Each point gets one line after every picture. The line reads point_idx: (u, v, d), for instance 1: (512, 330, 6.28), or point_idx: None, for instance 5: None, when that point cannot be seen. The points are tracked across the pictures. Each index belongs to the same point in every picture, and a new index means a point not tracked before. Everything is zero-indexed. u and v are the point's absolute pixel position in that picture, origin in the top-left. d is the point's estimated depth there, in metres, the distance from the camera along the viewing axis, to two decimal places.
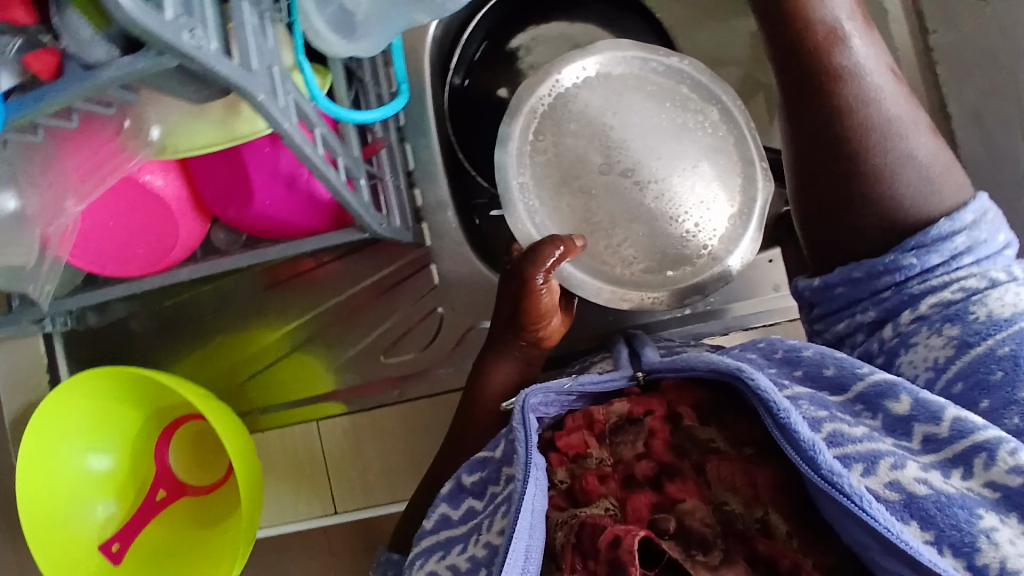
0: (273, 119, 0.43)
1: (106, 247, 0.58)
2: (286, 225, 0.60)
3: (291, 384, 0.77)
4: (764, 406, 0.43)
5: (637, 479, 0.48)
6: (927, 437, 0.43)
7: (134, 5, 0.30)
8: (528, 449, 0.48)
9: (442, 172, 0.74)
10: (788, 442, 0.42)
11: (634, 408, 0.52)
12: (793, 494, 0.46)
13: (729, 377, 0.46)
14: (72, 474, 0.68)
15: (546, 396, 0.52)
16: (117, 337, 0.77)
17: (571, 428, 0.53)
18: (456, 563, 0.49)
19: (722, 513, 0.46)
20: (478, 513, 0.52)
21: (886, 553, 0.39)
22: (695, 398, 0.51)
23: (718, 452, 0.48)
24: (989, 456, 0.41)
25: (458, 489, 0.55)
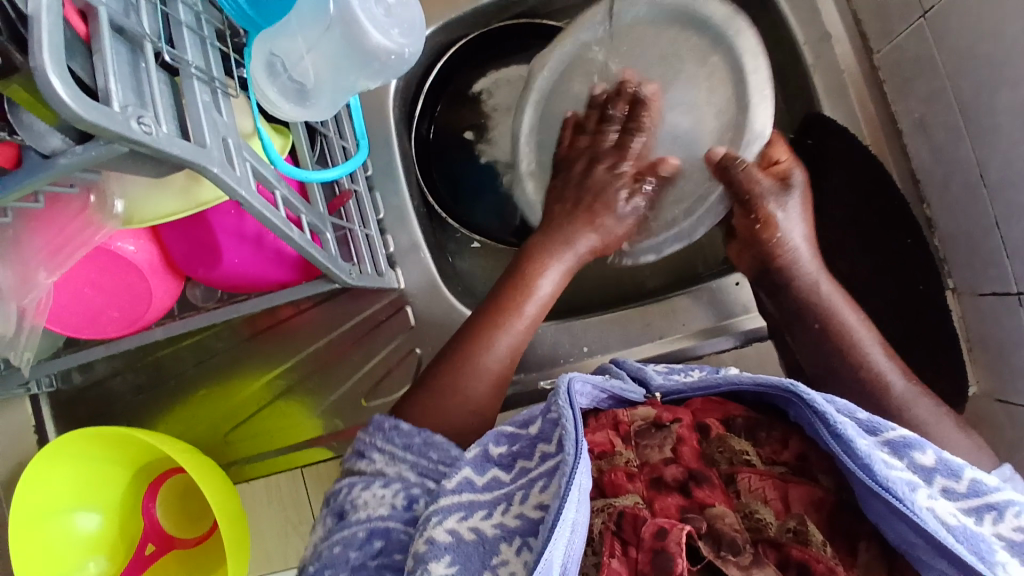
0: (229, 189, 0.44)
1: (84, 314, 0.60)
2: (256, 281, 0.62)
3: (276, 432, 0.79)
4: (818, 421, 0.44)
5: (665, 482, 0.47)
6: (947, 491, 0.43)
7: (80, 105, 0.32)
8: (578, 424, 0.44)
9: (412, 216, 0.76)
10: (842, 452, 0.42)
11: (661, 413, 0.51)
12: (825, 509, 0.45)
13: (781, 392, 0.46)
14: (61, 534, 0.68)
15: (585, 387, 0.49)
16: (103, 396, 0.78)
17: (595, 425, 0.52)
18: (481, 527, 0.44)
19: (753, 521, 0.45)
20: (505, 485, 0.47)
21: (932, 551, 0.40)
22: (726, 412, 0.50)
23: (751, 465, 0.47)
24: (998, 514, 0.42)
25: (482, 457, 0.49)
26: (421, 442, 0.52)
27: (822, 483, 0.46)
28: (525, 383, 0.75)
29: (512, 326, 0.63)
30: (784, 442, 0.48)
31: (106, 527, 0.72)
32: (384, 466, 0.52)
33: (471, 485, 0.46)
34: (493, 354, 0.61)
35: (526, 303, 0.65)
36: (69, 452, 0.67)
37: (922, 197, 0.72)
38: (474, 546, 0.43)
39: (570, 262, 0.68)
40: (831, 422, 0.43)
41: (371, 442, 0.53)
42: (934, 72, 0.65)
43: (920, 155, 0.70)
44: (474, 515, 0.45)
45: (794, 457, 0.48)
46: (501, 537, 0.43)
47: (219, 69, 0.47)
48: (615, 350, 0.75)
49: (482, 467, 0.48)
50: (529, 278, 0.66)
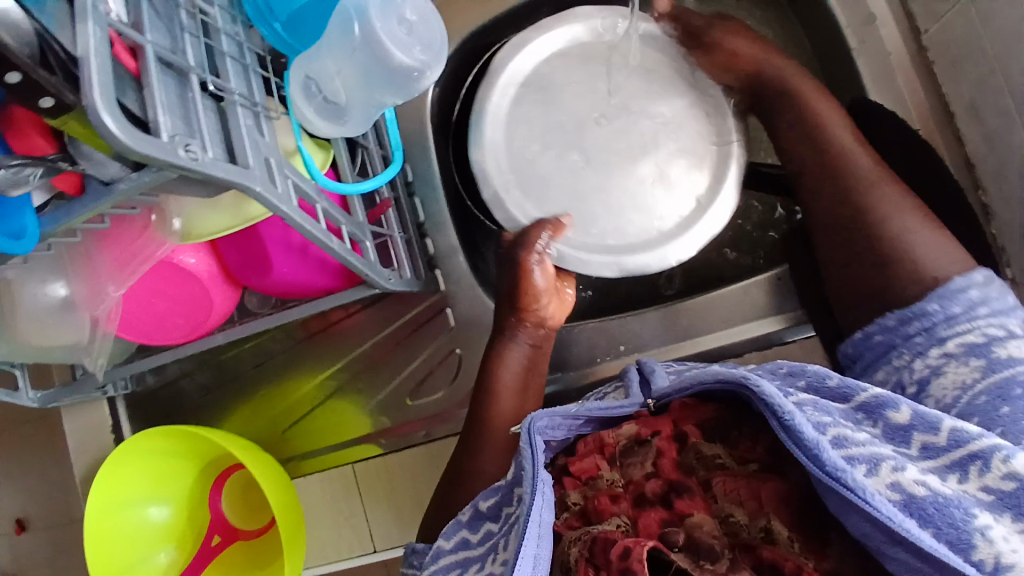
0: (272, 205, 0.47)
1: (152, 322, 0.65)
2: (303, 288, 0.66)
3: (327, 430, 0.82)
4: (768, 410, 0.42)
5: (648, 498, 0.48)
6: (925, 447, 0.42)
7: (132, 138, 0.35)
8: (535, 461, 0.47)
9: (450, 220, 0.78)
10: (791, 443, 0.41)
11: (642, 429, 0.52)
12: (796, 503, 0.45)
13: (737, 384, 0.45)
14: (135, 526, 0.74)
15: (552, 420, 0.51)
16: (171, 396, 0.84)
17: (583, 451, 0.53)
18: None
19: (728, 526, 0.46)
20: (494, 534, 0.49)
21: (893, 543, 0.39)
22: (699, 416, 0.51)
23: (725, 468, 0.48)
24: (984, 464, 0.40)
25: (474, 515, 0.52)
26: (432, 556, 0.56)
27: (792, 478, 0.46)
28: (564, 381, 0.76)
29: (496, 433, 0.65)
30: (755, 438, 0.49)
31: (176, 519, 0.77)
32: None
33: (466, 544, 0.50)
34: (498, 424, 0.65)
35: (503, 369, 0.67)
36: (141, 448, 0.73)
37: (977, 183, 0.68)
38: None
39: (527, 354, 0.69)
40: (779, 411, 0.41)
41: (405, 568, 0.59)
42: (983, 53, 0.63)
43: (973, 138, 0.67)
44: (468, 569, 0.48)
45: (767, 453, 0.48)
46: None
47: (261, 93, 0.50)
48: (649, 349, 0.75)
49: (476, 524, 0.51)
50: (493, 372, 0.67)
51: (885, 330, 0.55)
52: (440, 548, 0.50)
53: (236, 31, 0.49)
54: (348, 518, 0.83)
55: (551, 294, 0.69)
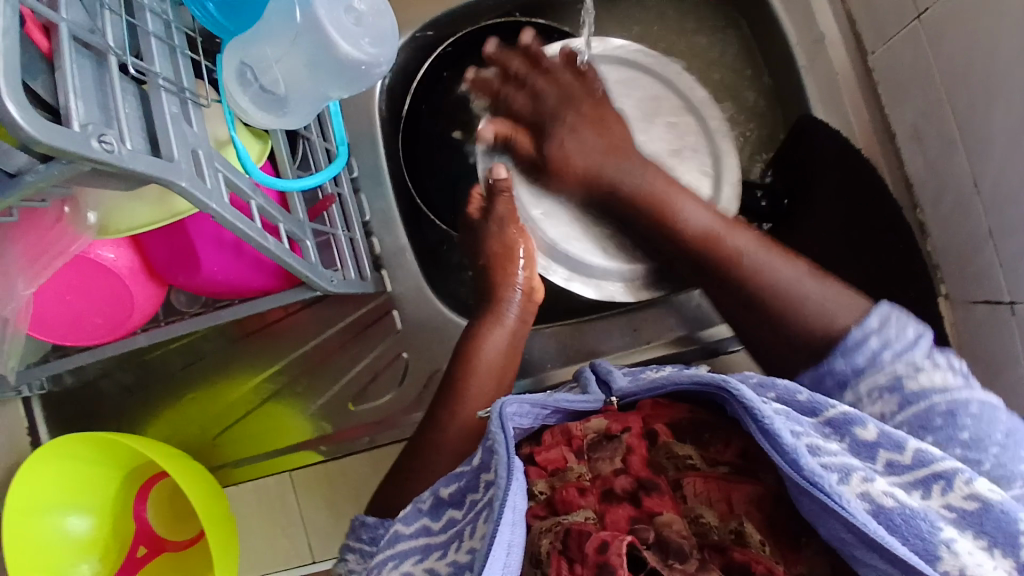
0: (199, 201, 0.44)
1: (66, 320, 0.60)
2: (236, 287, 0.62)
3: (263, 435, 0.78)
4: (746, 414, 0.43)
5: (616, 494, 0.47)
6: (889, 464, 0.43)
7: (37, 129, 0.32)
8: (507, 447, 0.45)
9: (398, 219, 0.76)
10: (771, 448, 0.41)
11: (611, 425, 0.51)
12: (766, 509, 0.46)
13: (714, 388, 0.45)
14: (54, 539, 0.70)
15: (522, 407, 0.50)
16: (94, 397, 0.79)
17: (549, 443, 0.52)
18: (435, 567, 0.45)
19: (699, 526, 0.45)
20: (458, 522, 0.47)
21: (866, 549, 0.39)
22: (674, 414, 0.51)
23: (695, 469, 0.48)
24: (947, 484, 0.42)
25: (436, 502, 0.50)
26: (382, 532, 0.56)
27: (765, 481, 0.47)
28: (514, 387, 0.75)
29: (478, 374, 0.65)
30: (726, 441, 0.49)
31: (97, 531, 0.73)
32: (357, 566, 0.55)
33: (428, 531, 0.48)
34: (476, 394, 0.64)
35: (484, 340, 0.67)
36: (61, 453, 0.68)
37: (914, 201, 0.70)
38: None
39: (516, 310, 0.69)
40: (758, 415, 0.41)
41: (353, 542, 0.58)
42: (929, 81, 0.64)
43: (912, 158, 0.69)
44: (428, 557, 0.46)
45: (736, 455, 0.48)
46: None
47: (191, 79, 0.47)
48: (600, 353, 0.75)
49: (437, 512, 0.49)
50: (477, 335, 0.68)
51: (808, 391, 0.53)
52: (398, 533, 0.49)
53: (162, 10, 0.46)
54: (284, 527, 0.79)
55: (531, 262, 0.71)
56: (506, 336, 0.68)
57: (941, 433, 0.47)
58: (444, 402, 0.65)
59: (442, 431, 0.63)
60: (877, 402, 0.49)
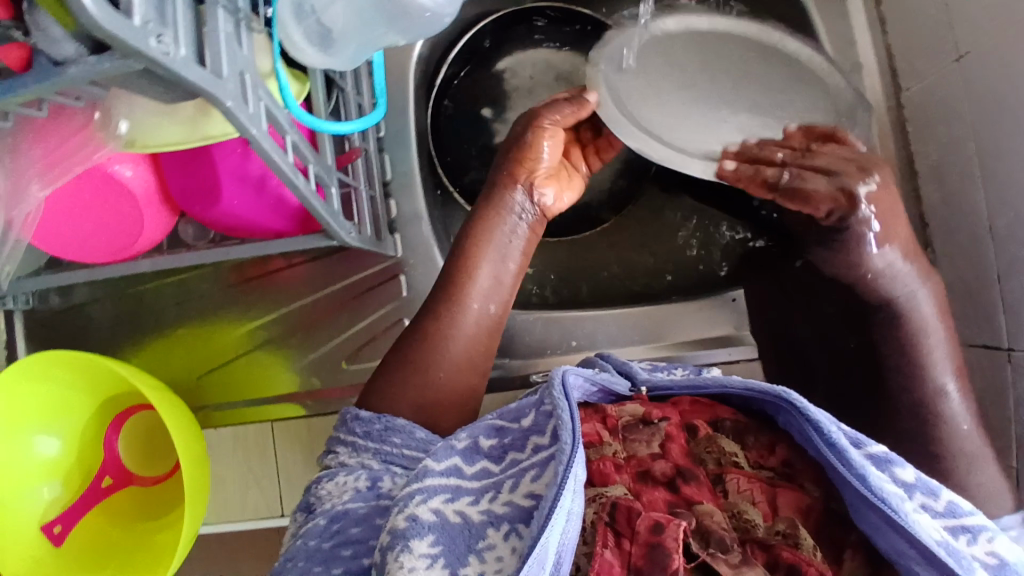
0: (239, 124, 0.43)
1: (70, 232, 0.59)
2: (251, 226, 0.61)
3: (247, 383, 0.77)
4: (812, 429, 0.45)
5: (654, 477, 0.49)
6: (923, 507, 0.44)
7: (103, 14, 0.31)
8: (574, 414, 0.46)
9: (419, 184, 0.75)
10: (837, 463, 0.44)
11: (651, 412, 0.53)
12: (815, 516, 0.47)
13: (772, 399, 0.48)
14: (18, 455, 0.67)
15: (580, 378, 0.52)
16: (78, 321, 0.77)
17: (584, 417, 0.54)
18: (467, 511, 0.45)
19: (741, 521, 0.47)
20: (493, 475, 0.48)
21: (926, 564, 0.42)
22: (715, 414, 0.53)
23: (739, 467, 0.50)
24: (973, 537, 0.43)
25: (471, 448, 0.50)
26: (381, 429, 0.53)
27: (810, 491, 0.48)
28: (513, 369, 0.74)
29: (466, 306, 0.61)
30: (771, 447, 0.51)
31: (65, 455, 0.71)
32: (348, 458, 0.53)
33: (458, 473, 0.48)
34: (458, 331, 0.60)
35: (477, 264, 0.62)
36: (38, 372, 0.66)
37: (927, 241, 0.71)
38: (459, 529, 0.44)
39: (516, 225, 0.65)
40: (825, 429, 0.44)
41: (341, 435, 0.55)
42: (959, 123, 0.65)
43: (932, 199, 0.70)
44: (459, 499, 0.46)
45: (780, 463, 0.50)
46: (488, 522, 0.45)
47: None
48: (601, 347, 0.75)
49: (471, 457, 0.49)
50: (470, 261, 0.62)
51: None
52: (427, 467, 0.47)
53: None
54: (258, 478, 0.77)
55: (551, 174, 0.67)
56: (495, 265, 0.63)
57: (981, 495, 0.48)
58: (436, 300, 0.62)
59: (444, 312, 0.60)
60: None
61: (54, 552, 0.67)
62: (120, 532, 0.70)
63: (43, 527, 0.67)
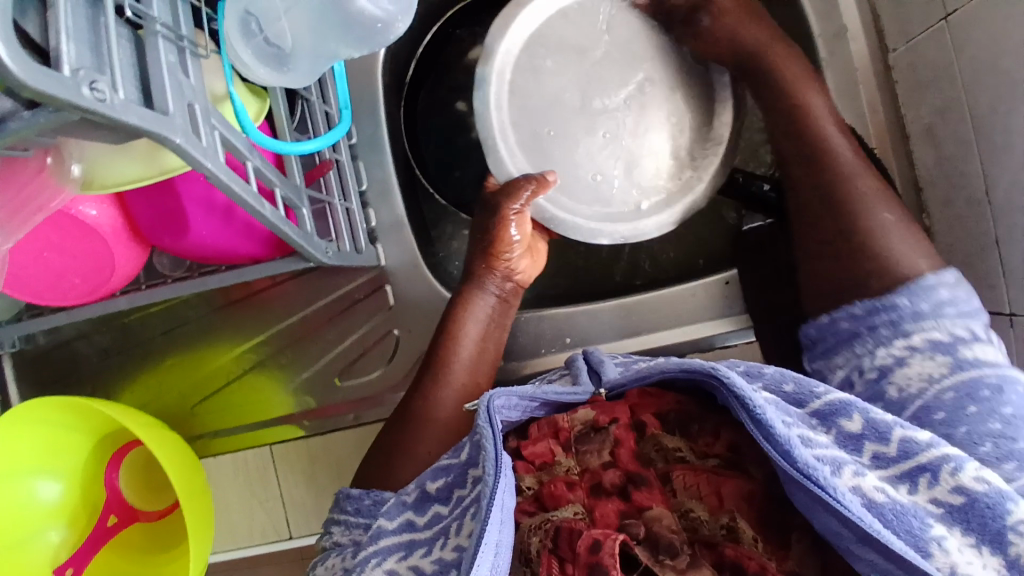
0: (194, 161, 0.40)
1: (42, 278, 0.57)
2: (224, 254, 0.59)
3: (242, 407, 0.75)
4: (736, 401, 0.41)
5: (605, 488, 0.47)
6: (876, 456, 0.42)
7: (28, 74, 0.29)
8: (498, 440, 0.44)
9: (397, 189, 0.72)
10: (763, 438, 0.40)
11: (599, 416, 0.50)
12: (760, 503, 0.44)
13: (703, 375, 0.44)
14: (18, 503, 0.66)
15: (510, 399, 0.49)
16: (66, 359, 0.75)
17: (538, 435, 0.51)
18: (419, 564, 0.44)
19: (688, 521, 0.44)
20: (444, 518, 0.46)
21: (861, 543, 0.38)
22: (660, 405, 0.50)
23: (685, 462, 0.47)
24: (933, 476, 0.41)
25: (421, 497, 0.48)
26: (369, 503, 0.54)
27: (754, 475, 0.46)
28: (509, 372, 0.73)
29: (451, 380, 0.63)
30: (716, 434, 0.47)
31: (68, 497, 0.69)
32: (341, 536, 0.53)
33: (412, 527, 0.47)
34: (440, 404, 0.62)
35: (462, 340, 0.65)
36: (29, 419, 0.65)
37: (923, 207, 0.69)
38: None
39: (493, 304, 0.68)
40: (749, 403, 0.40)
41: (336, 515, 0.55)
42: (950, 84, 0.63)
43: (925, 162, 0.68)
44: (413, 554, 0.45)
45: (726, 449, 0.47)
46: (438, 572, 0.43)
47: (189, 25, 0.43)
48: (596, 343, 0.73)
49: (422, 507, 0.48)
50: (454, 330, 0.65)
51: (851, 321, 0.58)
52: (382, 528, 0.47)
53: None
54: (262, 501, 0.76)
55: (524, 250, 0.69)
56: (478, 337, 0.66)
57: (972, 427, 0.47)
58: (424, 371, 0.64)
59: (429, 391, 0.62)
60: (926, 363, 0.52)
61: None
62: (133, 569, 0.70)
63: (54, 570, 0.66)
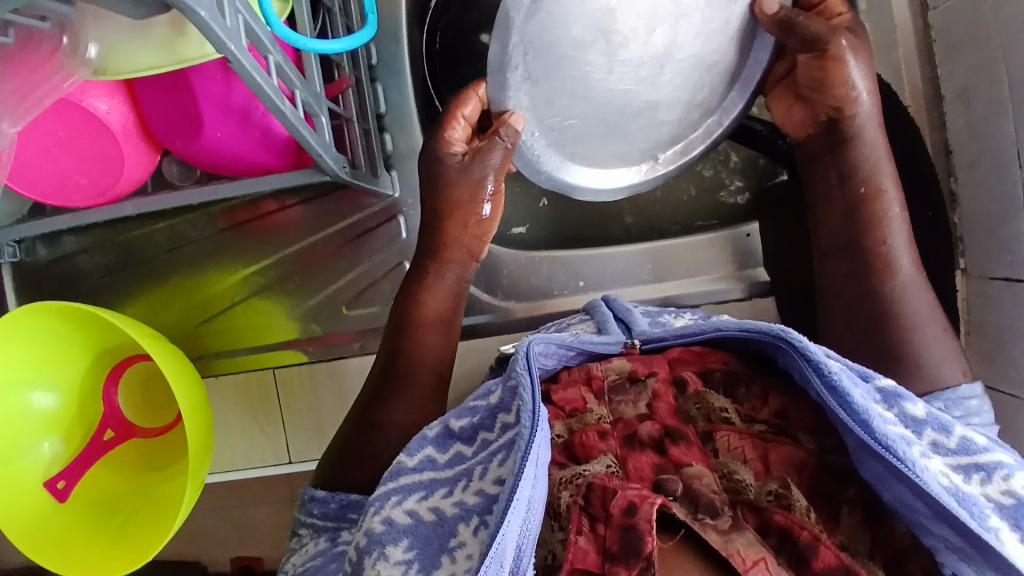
0: (216, 41, 0.38)
1: (49, 175, 0.55)
2: (240, 163, 0.57)
3: (245, 331, 0.74)
4: (811, 370, 0.42)
5: (640, 439, 0.46)
6: (935, 445, 0.41)
7: None
8: (535, 394, 0.41)
9: (415, 117, 0.71)
10: (839, 407, 0.40)
11: (637, 368, 0.49)
12: (810, 471, 0.43)
13: (768, 337, 0.44)
14: (18, 409, 0.65)
15: (547, 347, 0.48)
16: (66, 273, 0.74)
17: (567, 381, 0.51)
18: (440, 507, 0.41)
19: (732, 482, 0.43)
20: (467, 460, 0.43)
21: (935, 517, 0.38)
22: (704, 365, 0.50)
23: (730, 423, 0.46)
24: (987, 475, 0.40)
25: (443, 434, 0.45)
26: (337, 508, 0.51)
27: (804, 444, 0.45)
28: (519, 312, 0.72)
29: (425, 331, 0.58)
30: (763, 398, 0.47)
31: (64, 410, 0.68)
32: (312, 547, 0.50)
33: (433, 465, 0.43)
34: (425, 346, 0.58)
35: (429, 294, 0.59)
36: (28, 326, 0.63)
37: (950, 170, 0.67)
38: (432, 527, 0.40)
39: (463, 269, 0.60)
40: (825, 370, 0.41)
41: (303, 517, 0.53)
42: (991, 38, 0.60)
43: (957, 124, 0.65)
44: (434, 494, 0.42)
45: (774, 414, 0.47)
46: (460, 517, 0.40)
47: None
48: (609, 288, 0.72)
49: (444, 444, 0.45)
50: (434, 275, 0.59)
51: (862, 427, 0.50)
52: (401, 465, 0.43)
53: None
54: (264, 426, 0.74)
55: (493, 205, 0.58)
56: (454, 291, 0.60)
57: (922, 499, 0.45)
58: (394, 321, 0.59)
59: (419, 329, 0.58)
60: None
61: (58, 506, 0.65)
62: (126, 487, 0.69)
63: (44, 483, 0.65)
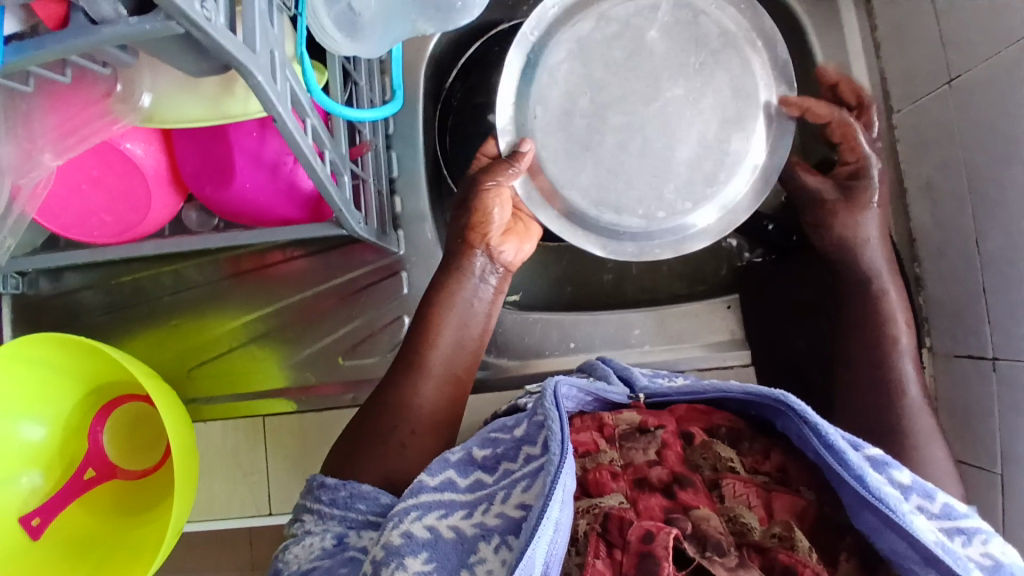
0: (267, 102, 0.42)
1: (75, 209, 0.58)
2: (261, 212, 0.60)
3: (240, 378, 0.75)
4: (809, 430, 0.44)
5: (650, 482, 0.48)
6: (921, 509, 0.45)
7: None
8: (563, 423, 0.42)
9: (425, 182, 0.75)
10: (836, 463, 0.43)
11: (646, 420, 0.51)
12: (810, 519, 0.46)
13: (771, 402, 0.46)
14: (4, 441, 0.65)
15: (571, 389, 0.48)
16: (66, 309, 0.75)
17: (579, 425, 0.52)
18: (460, 526, 0.42)
19: (737, 525, 0.45)
20: (487, 486, 0.45)
21: (924, 564, 0.41)
22: (710, 421, 0.52)
23: (735, 472, 0.48)
24: (967, 538, 0.43)
25: (465, 460, 0.47)
26: (347, 496, 0.50)
27: (804, 494, 0.47)
28: (511, 369, 0.74)
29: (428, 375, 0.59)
30: (766, 453, 0.49)
31: (49, 444, 0.68)
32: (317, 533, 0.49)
33: (454, 487, 0.45)
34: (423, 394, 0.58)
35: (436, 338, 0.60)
36: (29, 357, 0.63)
37: (915, 257, 0.73)
38: (453, 545, 0.42)
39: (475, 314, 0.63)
40: (823, 432, 0.43)
41: (308, 503, 0.52)
42: (949, 140, 0.67)
43: (921, 215, 0.72)
44: (453, 514, 0.43)
45: (775, 468, 0.49)
46: (480, 535, 0.42)
47: None
48: (600, 350, 0.75)
49: (465, 470, 0.46)
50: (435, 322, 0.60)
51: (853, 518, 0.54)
52: (422, 483, 0.45)
53: None
54: (247, 474, 0.74)
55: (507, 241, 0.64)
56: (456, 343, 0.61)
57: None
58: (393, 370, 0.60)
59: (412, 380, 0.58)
60: None
61: (31, 545, 0.63)
62: (101, 530, 0.67)
63: (20, 519, 0.64)
